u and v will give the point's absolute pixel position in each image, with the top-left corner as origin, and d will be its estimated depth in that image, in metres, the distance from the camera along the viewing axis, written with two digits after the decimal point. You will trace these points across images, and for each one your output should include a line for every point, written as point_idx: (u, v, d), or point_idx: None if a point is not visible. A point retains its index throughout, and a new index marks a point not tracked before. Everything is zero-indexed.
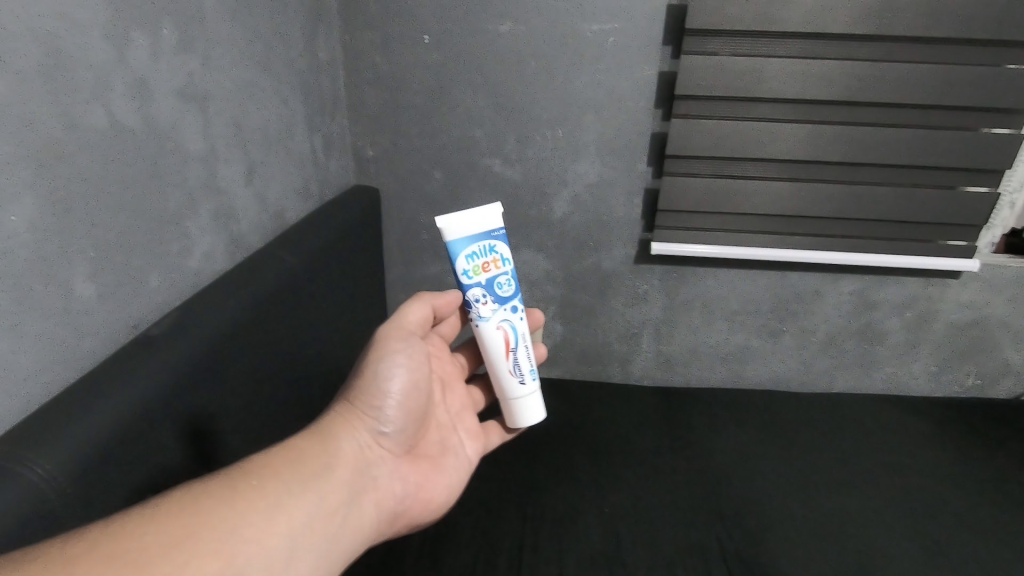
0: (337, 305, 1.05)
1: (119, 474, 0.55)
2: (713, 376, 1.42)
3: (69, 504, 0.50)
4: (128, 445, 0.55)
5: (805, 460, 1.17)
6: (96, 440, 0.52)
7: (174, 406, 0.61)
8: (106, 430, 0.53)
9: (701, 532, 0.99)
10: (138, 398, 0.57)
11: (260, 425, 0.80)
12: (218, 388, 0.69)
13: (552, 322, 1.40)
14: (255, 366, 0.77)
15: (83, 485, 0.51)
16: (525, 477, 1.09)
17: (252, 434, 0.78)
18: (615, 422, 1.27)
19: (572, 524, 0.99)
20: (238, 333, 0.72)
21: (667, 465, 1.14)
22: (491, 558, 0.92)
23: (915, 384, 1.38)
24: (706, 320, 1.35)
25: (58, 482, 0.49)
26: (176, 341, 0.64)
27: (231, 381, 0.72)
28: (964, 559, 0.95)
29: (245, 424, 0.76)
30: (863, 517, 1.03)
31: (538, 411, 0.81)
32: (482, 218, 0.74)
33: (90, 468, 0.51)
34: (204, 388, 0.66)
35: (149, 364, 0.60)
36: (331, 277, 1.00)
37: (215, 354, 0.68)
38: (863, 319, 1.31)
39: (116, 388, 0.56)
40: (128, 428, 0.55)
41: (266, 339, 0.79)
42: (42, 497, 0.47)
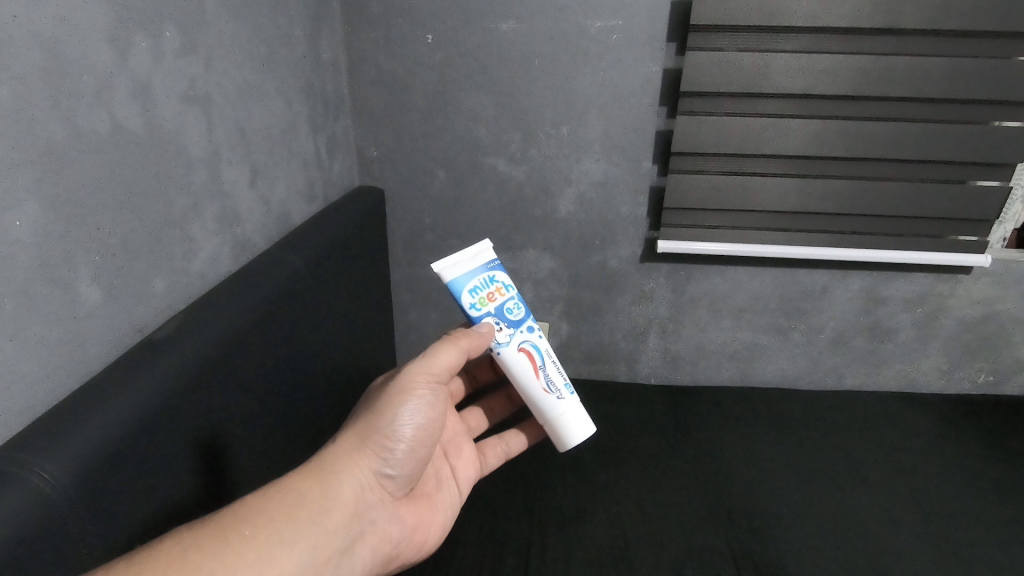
0: (342, 307, 1.05)
1: (127, 476, 0.55)
2: (720, 374, 1.42)
3: (76, 510, 0.50)
4: (137, 448, 0.56)
5: (815, 458, 1.16)
6: (101, 445, 0.52)
7: (182, 409, 0.62)
8: (111, 435, 0.53)
9: (710, 533, 0.98)
10: (146, 402, 0.57)
11: (266, 427, 0.80)
12: (224, 390, 0.69)
13: (559, 321, 1.39)
14: (262, 368, 0.78)
15: (90, 491, 0.51)
16: (532, 476, 1.09)
17: (258, 437, 0.78)
18: (623, 421, 1.27)
19: (578, 526, 0.99)
20: (245, 337, 0.72)
21: (674, 465, 1.13)
22: (498, 559, 0.92)
23: (926, 381, 1.37)
24: (714, 318, 1.34)
25: (67, 486, 0.49)
26: (184, 343, 0.64)
27: (237, 383, 0.72)
28: (975, 558, 0.94)
29: (252, 426, 0.76)
30: (873, 518, 1.02)
31: (584, 424, 0.84)
32: (474, 254, 0.79)
33: (97, 472, 0.52)
34: (212, 390, 0.67)
35: (157, 366, 0.60)
36: (336, 278, 1.00)
37: (222, 355, 0.68)
38: (872, 316, 1.30)
39: (124, 391, 0.57)
40: (137, 431, 0.56)
41: (272, 341, 0.79)
42: (49, 503, 0.47)
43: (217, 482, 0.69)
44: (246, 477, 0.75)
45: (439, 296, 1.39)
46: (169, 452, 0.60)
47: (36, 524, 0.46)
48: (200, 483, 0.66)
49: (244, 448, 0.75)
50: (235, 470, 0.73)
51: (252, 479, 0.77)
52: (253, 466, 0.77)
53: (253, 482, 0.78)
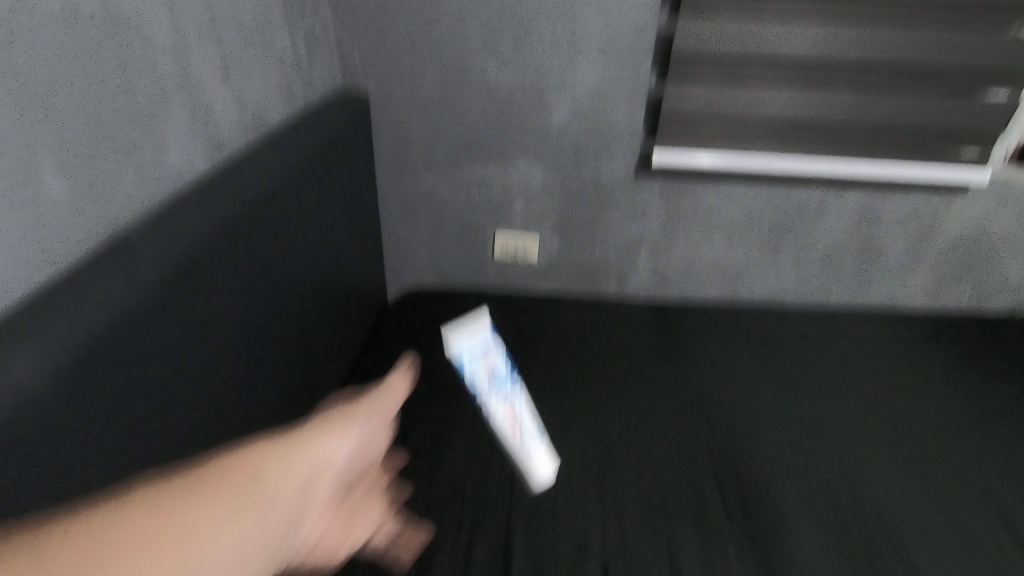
0: (327, 216, 1.02)
1: (118, 374, 0.54)
2: (709, 291, 1.43)
3: (62, 403, 0.48)
4: (123, 345, 0.54)
5: (798, 371, 1.19)
6: (83, 338, 0.50)
7: (166, 310, 0.60)
8: (92, 329, 0.51)
9: (692, 439, 1.01)
10: (129, 299, 0.55)
11: (255, 334, 0.80)
12: (208, 295, 0.68)
13: (550, 236, 1.37)
14: (246, 275, 0.76)
15: (82, 386, 0.50)
16: (520, 387, 1.12)
17: (247, 344, 0.78)
18: (611, 335, 1.28)
19: (563, 433, 1.02)
20: (225, 239, 0.70)
21: (661, 377, 1.15)
22: (485, 462, 0.96)
23: (911, 298, 1.40)
24: (706, 235, 1.34)
25: (57, 381, 0.48)
26: (160, 244, 0.62)
27: (221, 289, 0.70)
28: (942, 462, 0.98)
29: (240, 333, 0.76)
30: (851, 427, 1.05)
31: None
32: None
33: (87, 367, 0.50)
34: (194, 292, 0.65)
35: (135, 265, 0.58)
36: (320, 186, 0.96)
37: (203, 257, 0.66)
38: (867, 233, 1.31)
39: (105, 288, 0.54)
40: (122, 329, 0.54)
41: (256, 247, 0.78)
42: (31, 394, 0.45)
43: (208, 387, 0.69)
44: (237, 382, 0.76)
45: (428, 209, 1.36)
46: (157, 351, 0.59)
47: (30, 418, 0.45)
48: (191, 386, 0.66)
49: (233, 354, 0.74)
50: (225, 375, 0.72)
51: (243, 385, 0.77)
52: (243, 372, 0.77)
53: (245, 388, 0.78)
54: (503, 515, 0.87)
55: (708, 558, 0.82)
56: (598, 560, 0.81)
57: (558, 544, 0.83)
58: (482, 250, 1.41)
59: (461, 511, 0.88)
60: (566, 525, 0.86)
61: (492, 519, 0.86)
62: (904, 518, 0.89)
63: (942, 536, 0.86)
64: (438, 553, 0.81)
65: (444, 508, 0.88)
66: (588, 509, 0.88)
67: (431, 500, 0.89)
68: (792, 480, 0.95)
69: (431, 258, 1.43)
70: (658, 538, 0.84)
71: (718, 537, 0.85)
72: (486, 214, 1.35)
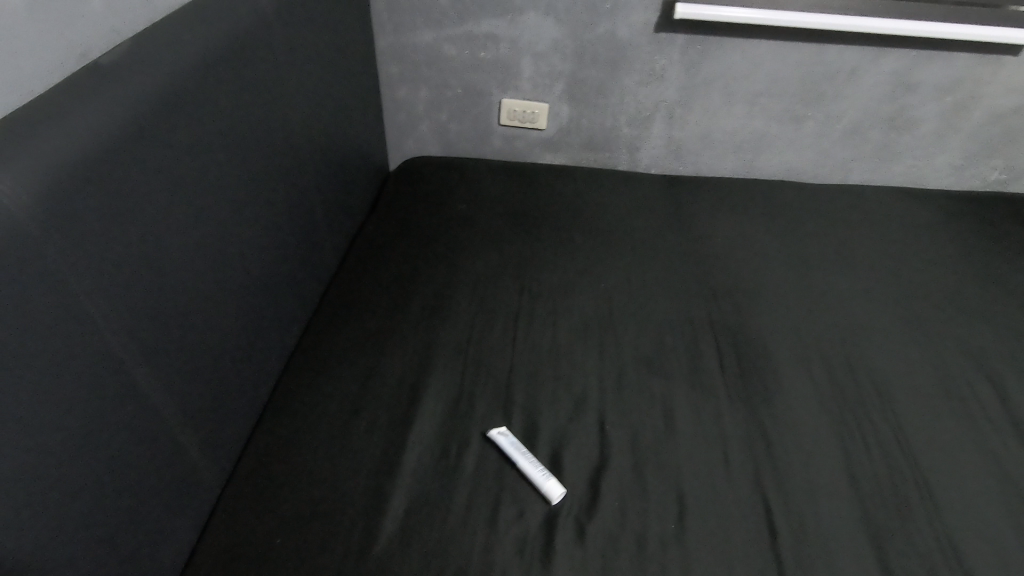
0: (308, 69, 0.96)
1: (94, 205, 0.56)
2: (723, 166, 1.39)
3: (54, 220, 0.52)
4: (94, 176, 0.56)
5: (806, 244, 1.17)
6: (58, 162, 0.53)
7: (135, 148, 0.61)
8: (66, 155, 0.54)
9: (693, 306, 1.02)
10: (91, 132, 0.56)
11: (233, 188, 0.78)
12: (180, 141, 0.67)
13: (558, 102, 1.31)
14: (219, 122, 0.74)
15: (58, 210, 0.52)
16: (525, 255, 1.12)
17: (227, 195, 0.77)
18: (618, 206, 1.26)
19: (565, 299, 1.03)
20: (196, 79, 0.70)
21: (666, 248, 1.15)
22: (487, 323, 0.98)
23: (934, 178, 1.37)
24: (726, 102, 1.27)
25: (29, 201, 0.50)
26: (124, 80, 0.62)
27: (195, 135, 0.70)
28: (941, 328, 0.99)
29: (219, 184, 0.75)
30: (853, 296, 1.05)
31: None
32: None
33: (60, 195, 0.53)
34: (166, 132, 0.65)
35: (100, 98, 0.59)
36: (292, 33, 0.90)
37: (167, 100, 0.65)
38: (898, 103, 1.25)
39: (69, 119, 0.56)
40: (88, 161, 0.56)
41: (229, 90, 0.76)
42: (13, 212, 0.49)
43: (190, 233, 0.70)
44: (217, 233, 0.75)
45: (430, 71, 1.28)
46: (140, 184, 0.61)
47: (23, 220, 0.49)
48: (172, 228, 0.67)
49: (211, 203, 0.74)
50: (204, 224, 0.73)
51: (225, 237, 0.77)
52: (223, 224, 0.77)
53: (227, 241, 0.78)
54: (503, 370, 0.90)
55: (700, 409, 0.85)
56: (595, 411, 0.85)
57: (557, 397, 0.86)
58: (487, 117, 1.35)
59: (463, 367, 0.90)
60: (565, 381, 0.89)
61: (492, 375, 0.89)
62: (897, 375, 0.91)
63: (935, 393, 0.88)
64: (441, 403, 0.85)
65: (446, 363, 0.91)
66: (587, 367, 0.91)
67: (434, 357, 0.92)
68: (787, 343, 0.96)
69: (433, 126, 1.38)
70: (654, 393, 0.87)
71: (712, 392, 0.87)
72: (494, 77, 1.28)
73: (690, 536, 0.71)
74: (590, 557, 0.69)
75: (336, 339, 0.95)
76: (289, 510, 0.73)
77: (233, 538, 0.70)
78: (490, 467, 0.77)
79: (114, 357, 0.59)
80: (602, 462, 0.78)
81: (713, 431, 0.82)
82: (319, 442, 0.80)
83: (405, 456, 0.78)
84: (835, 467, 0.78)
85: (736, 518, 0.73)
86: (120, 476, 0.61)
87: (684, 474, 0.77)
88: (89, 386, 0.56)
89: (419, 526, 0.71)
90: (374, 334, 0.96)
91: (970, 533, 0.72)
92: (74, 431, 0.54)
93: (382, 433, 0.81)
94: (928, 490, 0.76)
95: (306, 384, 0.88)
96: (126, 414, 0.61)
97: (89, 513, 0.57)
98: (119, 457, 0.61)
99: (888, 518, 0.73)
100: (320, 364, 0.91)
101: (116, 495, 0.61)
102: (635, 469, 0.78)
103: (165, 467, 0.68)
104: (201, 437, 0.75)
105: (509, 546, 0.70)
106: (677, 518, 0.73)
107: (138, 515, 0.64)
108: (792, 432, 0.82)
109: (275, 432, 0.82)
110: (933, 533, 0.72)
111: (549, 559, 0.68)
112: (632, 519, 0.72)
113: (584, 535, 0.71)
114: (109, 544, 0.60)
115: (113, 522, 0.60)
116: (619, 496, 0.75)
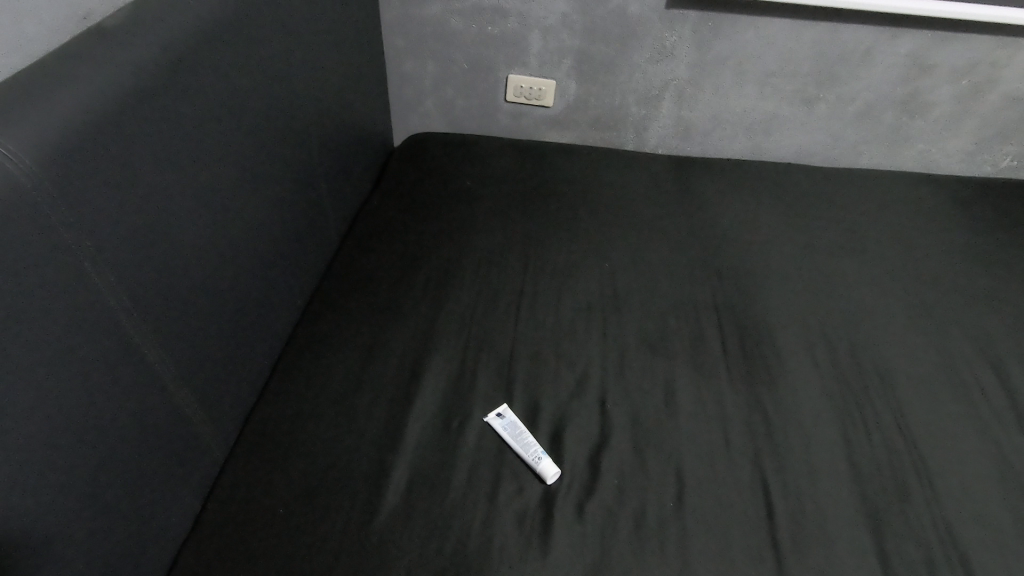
0: (312, 40, 0.95)
1: (97, 171, 0.56)
2: (732, 147, 1.37)
3: (56, 187, 0.52)
4: (98, 143, 0.56)
5: (813, 227, 1.16)
6: (59, 127, 0.53)
7: (139, 115, 0.60)
8: (66, 122, 0.53)
9: (698, 287, 1.02)
10: (93, 99, 0.56)
11: (237, 159, 0.78)
12: (184, 109, 0.67)
13: (566, 79, 1.29)
14: (223, 91, 0.73)
15: (62, 176, 0.52)
16: (530, 233, 1.11)
17: (231, 166, 0.76)
18: (625, 185, 1.25)
19: (569, 277, 1.02)
20: (199, 47, 0.69)
21: (672, 228, 1.14)
22: (491, 300, 0.97)
23: (945, 163, 1.35)
24: (737, 82, 1.26)
25: (31, 167, 0.50)
26: (125, 47, 0.61)
27: (199, 104, 0.69)
28: (946, 313, 0.99)
29: (224, 155, 0.75)
30: (859, 279, 1.05)
31: None
32: None
33: (63, 160, 0.52)
34: (169, 100, 0.64)
35: (101, 65, 0.58)
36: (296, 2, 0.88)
37: (171, 67, 0.65)
38: (912, 86, 1.23)
39: (70, 85, 0.55)
40: (91, 127, 0.55)
41: (233, 60, 0.75)
42: (13, 180, 0.48)
43: (193, 204, 0.70)
44: (221, 204, 0.75)
45: (436, 45, 1.27)
46: (142, 152, 0.61)
47: (24, 187, 0.49)
48: (176, 198, 0.67)
49: (215, 174, 0.73)
50: (208, 195, 0.72)
51: (229, 209, 0.77)
52: (226, 195, 0.76)
53: (230, 212, 0.78)
54: (506, 347, 0.90)
55: (702, 390, 0.85)
56: (596, 390, 0.85)
57: (559, 375, 0.87)
58: (494, 93, 1.33)
59: (466, 343, 0.91)
60: (568, 360, 0.89)
61: (495, 351, 0.89)
62: (900, 360, 0.90)
63: (937, 378, 0.88)
64: (442, 379, 0.85)
65: (448, 339, 0.91)
66: (590, 347, 0.91)
67: (436, 332, 0.92)
68: (790, 325, 0.95)
69: (439, 101, 1.36)
70: (656, 373, 0.87)
71: (714, 373, 0.87)
72: (502, 51, 1.26)
73: (688, 515, 0.71)
74: (588, 533, 0.69)
75: (339, 314, 0.95)
76: (292, 480, 0.73)
77: (236, 506, 0.71)
78: (491, 444, 0.78)
79: (117, 325, 0.59)
80: (603, 441, 0.79)
81: (714, 412, 0.82)
82: (321, 414, 0.81)
83: (406, 430, 0.79)
84: (834, 450, 0.79)
85: (734, 499, 0.73)
86: (124, 443, 0.62)
87: (683, 453, 0.78)
88: (91, 354, 0.56)
89: (420, 499, 0.72)
90: (377, 309, 0.96)
91: (965, 514, 0.73)
92: (76, 398, 0.55)
93: (384, 406, 0.81)
94: (926, 474, 0.76)
95: (309, 357, 0.88)
96: (129, 382, 0.61)
97: (94, 479, 0.58)
98: (123, 425, 0.61)
99: (885, 501, 0.74)
100: (323, 337, 0.91)
101: (120, 461, 0.61)
102: (635, 447, 0.78)
103: (168, 435, 0.69)
104: (204, 407, 0.76)
105: (509, 520, 0.70)
106: (675, 497, 0.73)
107: (141, 481, 0.65)
108: (793, 414, 0.83)
109: (279, 403, 0.82)
110: (930, 517, 0.72)
111: (548, 534, 0.69)
112: (630, 497, 0.73)
113: (582, 512, 0.71)
114: (114, 509, 0.61)
115: (117, 487, 0.61)
116: (619, 474, 0.75)
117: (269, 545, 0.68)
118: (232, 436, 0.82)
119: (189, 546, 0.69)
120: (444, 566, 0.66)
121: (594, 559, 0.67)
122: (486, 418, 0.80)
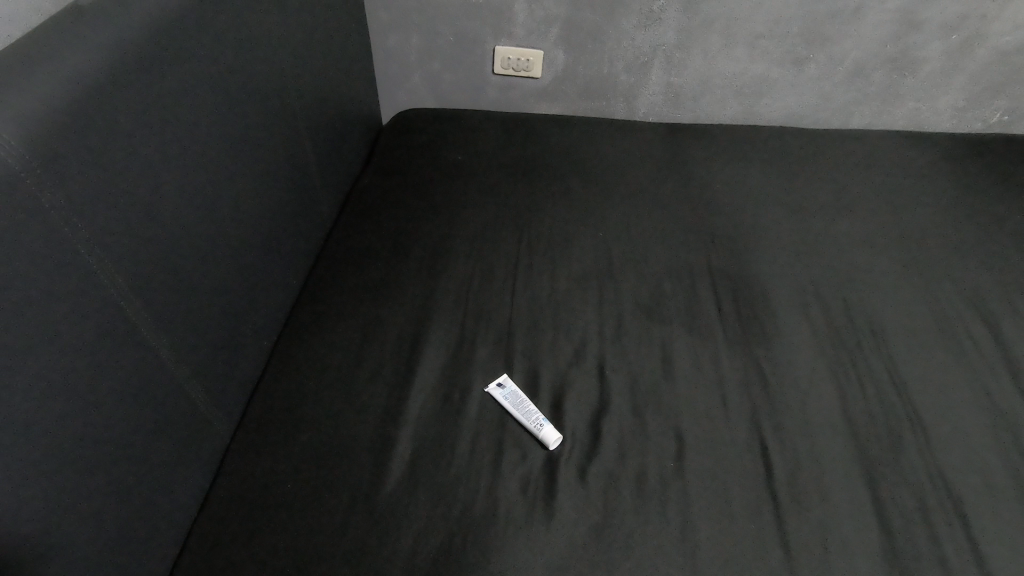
0: (294, 16, 0.93)
1: (81, 153, 0.55)
2: (724, 112, 1.37)
3: (46, 172, 0.52)
4: (82, 121, 0.55)
5: (805, 187, 1.16)
6: (42, 109, 0.52)
7: (121, 93, 0.60)
8: (49, 106, 0.53)
9: (692, 252, 1.02)
10: (77, 76, 0.56)
11: (225, 140, 0.77)
12: (169, 89, 0.66)
13: (554, 49, 1.28)
14: (207, 69, 0.73)
15: (49, 159, 0.52)
16: (523, 205, 1.11)
17: (219, 145, 0.76)
18: (617, 153, 1.24)
19: (565, 248, 1.02)
20: (180, 27, 0.68)
21: (665, 195, 1.14)
22: (487, 273, 0.97)
23: (937, 120, 1.35)
24: (726, 45, 1.25)
25: (19, 153, 0.50)
26: (103, 24, 0.60)
27: (183, 82, 0.68)
28: (941, 269, 0.99)
29: (211, 137, 0.74)
30: (853, 239, 1.05)
31: None
32: None
33: (47, 138, 0.52)
34: (153, 79, 0.64)
35: (84, 42, 0.58)
36: None
37: (151, 46, 0.64)
38: (902, 43, 1.23)
39: (48, 67, 0.55)
40: (77, 105, 0.55)
41: (214, 38, 0.74)
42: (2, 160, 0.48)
43: (181, 183, 0.69)
44: (211, 186, 0.75)
45: (421, 18, 1.24)
46: (130, 132, 0.61)
47: (13, 168, 0.49)
48: (165, 178, 0.66)
49: (203, 153, 0.73)
50: (197, 176, 0.72)
51: (220, 188, 0.77)
52: (216, 175, 0.76)
53: (222, 192, 0.77)
54: (504, 319, 0.90)
55: (699, 352, 0.86)
56: (595, 357, 0.85)
57: (558, 344, 0.87)
58: (482, 66, 1.32)
59: (464, 317, 0.91)
60: (566, 329, 0.89)
61: (493, 323, 0.90)
62: (894, 317, 0.91)
63: (930, 332, 0.89)
64: (443, 352, 0.86)
65: (446, 312, 0.91)
66: (587, 314, 0.91)
67: (434, 306, 0.92)
68: (785, 286, 0.96)
69: (428, 76, 1.35)
70: (653, 338, 0.88)
71: (711, 336, 0.88)
72: (488, 22, 1.24)
73: (688, 473, 0.73)
74: (591, 495, 0.71)
75: (336, 291, 0.95)
76: (298, 456, 0.74)
77: (244, 483, 0.73)
78: (492, 413, 0.79)
79: (113, 308, 0.59)
80: (603, 406, 0.79)
81: (711, 374, 0.83)
82: (325, 389, 0.81)
83: (409, 403, 0.79)
84: (830, 405, 0.80)
85: (732, 455, 0.75)
86: (127, 422, 0.62)
87: (682, 413, 0.79)
88: (89, 337, 0.56)
89: (425, 469, 0.73)
90: (373, 285, 0.96)
91: (959, 462, 0.74)
92: (74, 380, 0.55)
93: (387, 381, 0.82)
94: (921, 425, 0.78)
95: (309, 336, 0.89)
96: (128, 364, 0.62)
97: (99, 456, 0.59)
98: (125, 405, 0.62)
99: (880, 451, 0.75)
100: (322, 315, 0.92)
101: (125, 439, 0.62)
102: (634, 411, 0.79)
103: (172, 415, 0.69)
104: (206, 387, 0.76)
105: (512, 485, 0.72)
106: (675, 457, 0.74)
107: (147, 460, 0.66)
108: (788, 371, 0.84)
109: (282, 382, 0.83)
110: (925, 467, 0.74)
111: (551, 497, 0.71)
112: (632, 457, 0.74)
113: (584, 474, 0.73)
114: (120, 488, 0.62)
115: (123, 466, 0.62)
116: (620, 437, 0.76)
117: (279, 517, 0.69)
118: (236, 417, 0.83)
119: (202, 521, 0.70)
120: (452, 532, 0.67)
121: (597, 520, 0.69)
122: (487, 388, 0.81)
